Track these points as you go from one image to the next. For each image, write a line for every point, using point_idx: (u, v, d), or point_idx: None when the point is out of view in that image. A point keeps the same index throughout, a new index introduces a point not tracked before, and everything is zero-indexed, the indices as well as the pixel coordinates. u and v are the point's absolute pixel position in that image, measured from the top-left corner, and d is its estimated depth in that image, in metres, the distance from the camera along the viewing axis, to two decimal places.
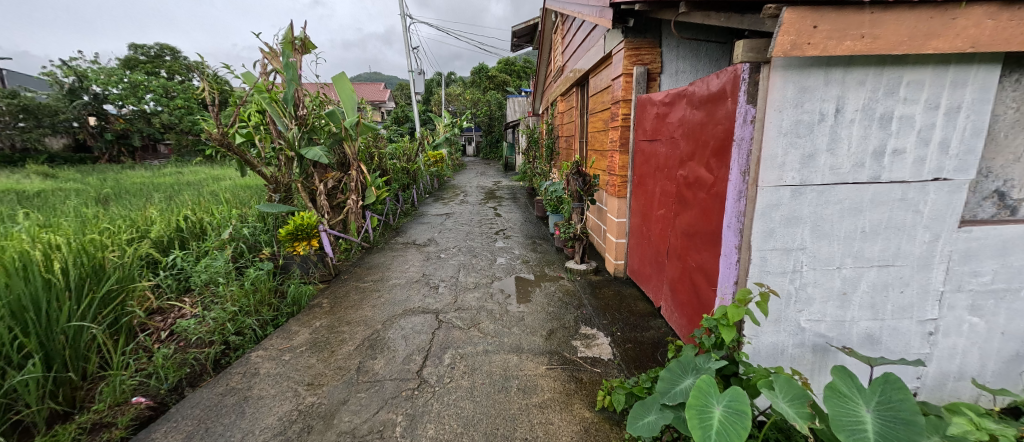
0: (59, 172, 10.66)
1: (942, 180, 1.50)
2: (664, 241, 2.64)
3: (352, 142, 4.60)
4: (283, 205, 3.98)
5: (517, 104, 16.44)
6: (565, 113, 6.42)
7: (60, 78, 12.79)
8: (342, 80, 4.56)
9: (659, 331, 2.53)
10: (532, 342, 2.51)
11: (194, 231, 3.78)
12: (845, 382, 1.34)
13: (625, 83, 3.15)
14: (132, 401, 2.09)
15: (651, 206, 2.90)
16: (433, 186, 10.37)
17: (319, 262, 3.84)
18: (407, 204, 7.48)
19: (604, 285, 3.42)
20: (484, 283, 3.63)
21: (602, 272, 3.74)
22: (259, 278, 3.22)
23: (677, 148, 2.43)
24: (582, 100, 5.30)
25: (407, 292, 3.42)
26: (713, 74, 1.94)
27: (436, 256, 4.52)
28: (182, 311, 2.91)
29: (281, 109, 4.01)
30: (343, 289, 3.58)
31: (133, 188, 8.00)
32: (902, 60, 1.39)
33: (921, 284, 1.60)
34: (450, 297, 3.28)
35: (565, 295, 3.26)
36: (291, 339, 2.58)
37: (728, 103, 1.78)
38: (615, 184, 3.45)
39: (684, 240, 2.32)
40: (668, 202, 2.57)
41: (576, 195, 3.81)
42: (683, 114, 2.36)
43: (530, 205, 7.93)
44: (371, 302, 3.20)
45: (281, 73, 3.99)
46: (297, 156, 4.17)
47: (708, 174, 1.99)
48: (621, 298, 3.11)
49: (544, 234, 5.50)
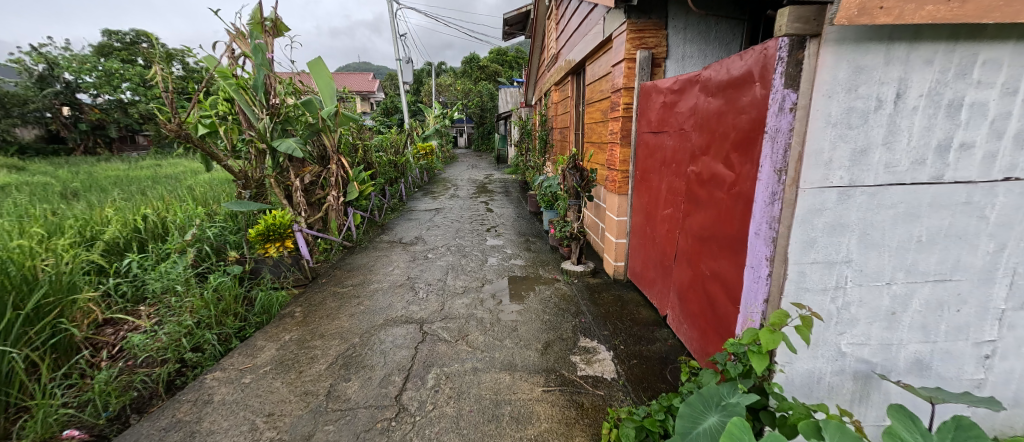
0: (27, 164, 10.13)
1: (1013, 180, 1.26)
2: (671, 244, 2.41)
3: (331, 133, 4.31)
4: (253, 202, 3.64)
5: (508, 95, 16.01)
6: (559, 103, 6.18)
7: (29, 66, 12.16)
8: (319, 66, 4.24)
9: (666, 343, 2.29)
10: (526, 357, 2.26)
11: (154, 232, 3.51)
12: (906, 426, 1.08)
13: (627, 69, 2.90)
14: (62, 436, 1.81)
15: (656, 205, 2.65)
16: (423, 180, 10.05)
17: (295, 264, 3.54)
18: (395, 199, 7.18)
19: (603, 289, 3.17)
20: (474, 287, 3.36)
21: (600, 274, 3.49)
22: (225, 283, 2.92)
23: (689, 140, 2.19)
24: (578, 91, 5.03)
25: (390, 298, 3.14)
26: (736, 55, 1.72)
27: (423, 256, 4.23)
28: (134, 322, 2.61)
29: (250, 97, 3.66)
30: (319, 295, 3.27)
31: (104, 184, 7.52)
32: (978, 34, 1.15)
33: (980, 302, 1.37)
34: (436, 304, 3.02)
35: (561, 301, 3.01)
36: (254, 358, 2.29)
37: (755, 88, 1.55)
38: (615, 180, 3.20)
39: (694, 243, 2.10)
40: (677, 200, 2.34)
41: (574, 192, 3.58)
42: (696, 102, 2.13)
43: (522, 200, 7.65)
44: (349, 310, 2.92)
45: (250, 58, 3.67)
46: (269, 150, 3.85)
47: (728, 171, 1.75)
48: (622, 304, 2.86)
49: (537, 230, 5.26)
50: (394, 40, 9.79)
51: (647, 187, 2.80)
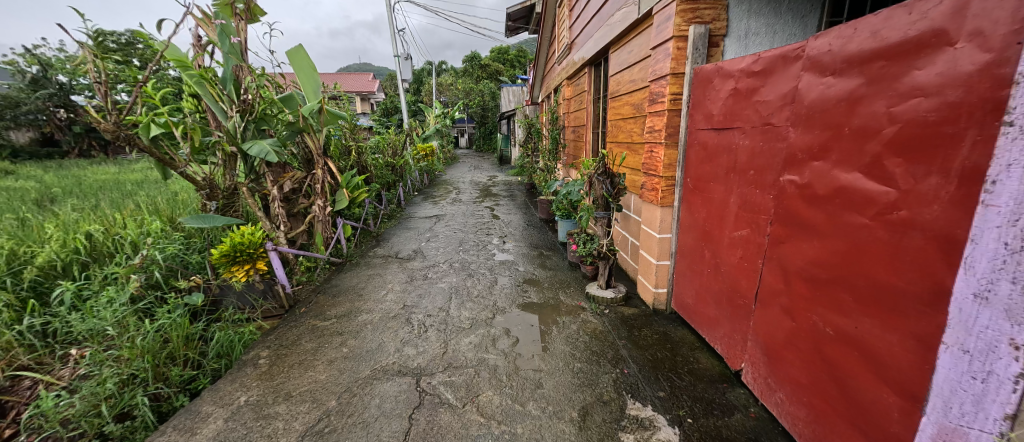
0: (17, 167, 9.69)
1: None
2: (749, 277, 1.81)
3: (314, 133, 3.75)
4: (218, 217, 3.08)
5: (511, 94, 15.31)
6: (572, 99, 5.61)
7: (22, 67, 11.75)
8: (300, 56, 3.67)
9: (749, 416, 1.69)
10: (558, 435, 1.68)
11: (102, 252, 3.01)
12: None
13: (676, 51, 2.31)
14: None
15: (717, 222, 2.06)
16: (423, 183, 9.49)
17: (267, 291, 2.98)
18: (392, 205, 6.63)
19: (643, 324, 2.57)
20: (483, 320, 2.76)
21: (635, 302, 2.90)
22: (175, 322, 2.42)
23: (783, 139, 1.60)
24: (597, 84, 4.45)
25: (381, 335, 2.57)
26: (892, 10, 1.12)
27: (422, 276, 3.66)
28: (65, 370, 2.14)
29: (216, 91, 3.10)
30: (294, 332, 2.67)
31: (86, 190, 6.89)
32: None
33: None
34: (438, 345, 2.44)
35: (594, 341, 2.42)
36: (192, 436, 1.77)
37: (952, 56, 0.97)
38: (655, 188, 2.59)
39: (792, 283, 1.52)
40: (758, 219, 1.76)
41: (602, 202, 2.99)
42: (795, 86, 1.53)
43: (529, 205, 7.05)
44: (328, 355, 2.34)
45: (218, 47, 3.15)
46: (240, 153, 3.31)
47: (873, 186, 1.17)
48: (672, 346, 2.27)
49: (551, 241, 4.67)
50: (393, 35, 9.25)
51: (703, 199, 2.20)
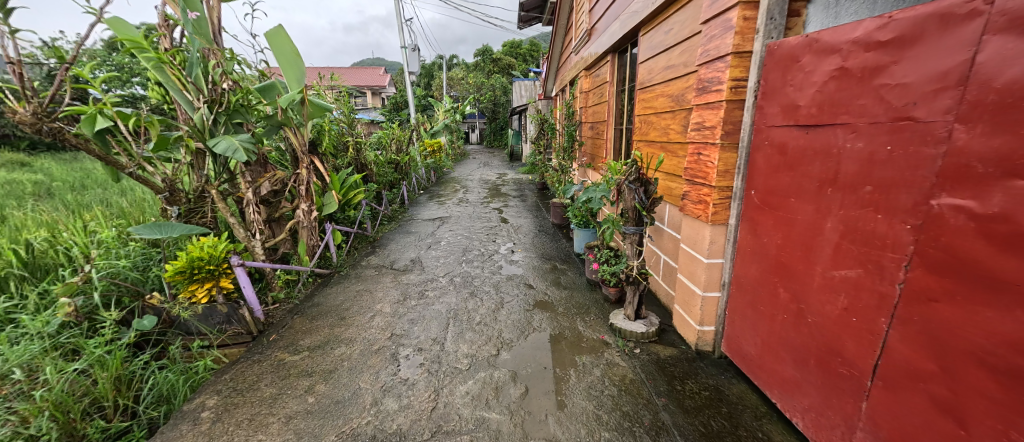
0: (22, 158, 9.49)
1: None
2: (857, 339, 1.28)
3: (297, 128, 3.27)
4: (175, 227, 2.59)
5: (524, 88, 14.60)
6: (591, 92, 5.03)
7: None
8: (280, 38, 3.17)
9: None
10: None
11: (44, 264, 2.57)
12: None
13: (742, 22, 1.74)
14: None
15: (800, 253, 1.51)
16: (430, 180, 9.00)
17: (231, 316, 2.48)
18: (394, 205, 6.15)
19: (687, 371, 2.04)
20: (484, 358, 2.25)
21: (670, 338, 2.36)
22: (105, 359, 1.97)
23: (941, 143, 1.05)
24: (621, 73, 3.87)
25: (355, 378, 2.07)
26: None
27: (417, 293, 3.16)
28: None
29: (179, 78, 2.62)
30: (255, 370, 2.19)
31: (75, 184, 6.51)
32: None
33: None
34: (427, 395, 1.94)
35: (626, 396, 1.89)
36: None
37: None
38: (703, 201, 2.03)
39: (959, 367, 1.02)
40: (880, 257, 1.21)
41: (633, 215, 2.43)
42: (973, 59, 0.98)
43: (541, 207, 6.48)
44: (289, 408, 1.86)
45: (182, 25, 2.67)
46: (208, 151, 2.85)
47: None
48: (730, 411, 1.74)
49: (565, 252, 4.13)
50: (400, 24, 8.76)
51: (777, 220, 1.63)
